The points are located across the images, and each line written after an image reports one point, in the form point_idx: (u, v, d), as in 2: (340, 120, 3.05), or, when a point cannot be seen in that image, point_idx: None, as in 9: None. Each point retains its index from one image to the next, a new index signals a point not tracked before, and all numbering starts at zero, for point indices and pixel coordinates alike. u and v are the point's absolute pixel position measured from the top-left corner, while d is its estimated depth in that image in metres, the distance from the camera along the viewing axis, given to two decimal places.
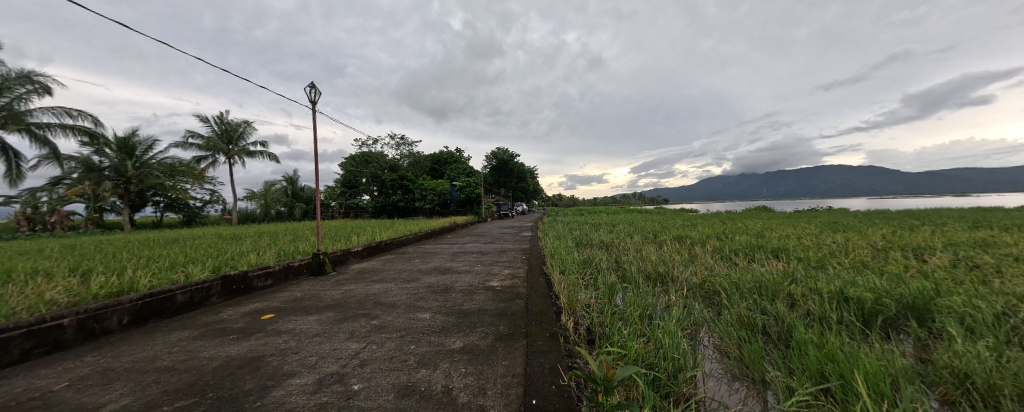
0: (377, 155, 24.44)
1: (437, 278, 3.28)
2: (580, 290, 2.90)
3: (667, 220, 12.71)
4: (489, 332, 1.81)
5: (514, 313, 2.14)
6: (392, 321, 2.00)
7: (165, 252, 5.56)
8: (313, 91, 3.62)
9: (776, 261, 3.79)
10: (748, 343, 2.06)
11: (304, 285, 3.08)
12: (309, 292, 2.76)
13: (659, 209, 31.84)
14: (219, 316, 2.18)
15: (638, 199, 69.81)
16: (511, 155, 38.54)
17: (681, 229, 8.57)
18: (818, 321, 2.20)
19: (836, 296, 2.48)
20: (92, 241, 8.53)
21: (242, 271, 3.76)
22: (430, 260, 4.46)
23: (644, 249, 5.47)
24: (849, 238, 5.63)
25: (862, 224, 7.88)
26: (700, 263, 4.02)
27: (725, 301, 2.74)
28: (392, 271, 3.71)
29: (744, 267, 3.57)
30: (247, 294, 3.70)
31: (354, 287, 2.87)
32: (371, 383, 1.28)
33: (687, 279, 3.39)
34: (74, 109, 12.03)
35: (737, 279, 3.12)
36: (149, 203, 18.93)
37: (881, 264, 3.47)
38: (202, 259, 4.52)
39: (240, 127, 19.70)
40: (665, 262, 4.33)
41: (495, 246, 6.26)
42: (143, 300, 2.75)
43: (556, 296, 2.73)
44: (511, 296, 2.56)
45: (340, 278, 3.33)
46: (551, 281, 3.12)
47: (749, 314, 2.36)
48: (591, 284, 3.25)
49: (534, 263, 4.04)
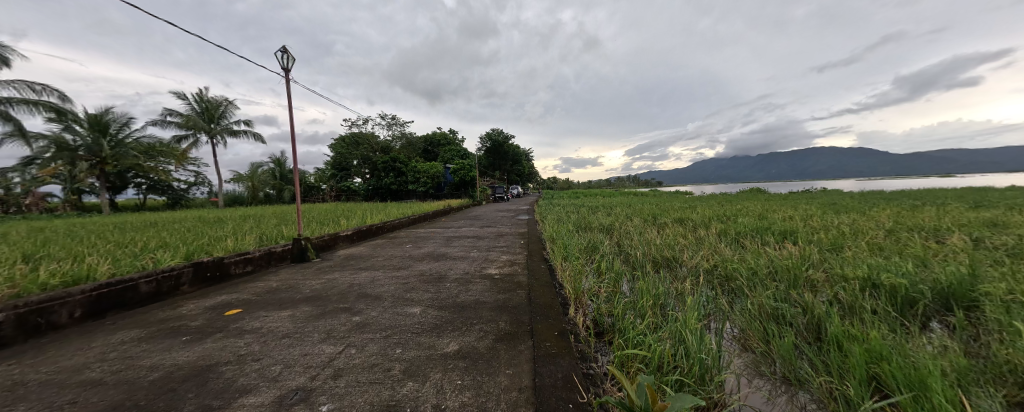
0: (368, 136, 23.46)
1: (429, 265, 3.02)
2: (585, 277, 2.69)
3: (664, 202, 12.56)
4: (489, 331, 1.57)
5: (516, 306, 1.90)
6: (376, 318, 1.74)
7: (137, 236, 5.20)
8: (284, 56, 3.19)
9: (788, 245, 3.62)
10: (775, 338, 1.87)
11: (282, 273, 2.81)
12: (287, 282, 2.48)
13: (653, 191, 31.82)
14: (178, 311, 1.90)
15: (632, 182, 70.13)
16: (506, 137, 37.71)
17: (681, 211, 8.40)
18: (850, 312, 2.02)
19: (864, 282, 2.30)
20: (65, 224, 8.09)
21: (217, 257, 3.47)
22: (422, 245, 4.20)
23: (647, 232, 5.30)
24: (856, 219, 5.47)
25: (861, 205, 7.80)
26: (708, 247, 3.84)
27: (741, 288, 2.58)
28: (382, 257, 3.45)
29: (756, 250, 3.40)
30: (223, 281, 3.43)
31: (337, 277, 2.60)
32: (343, 403, 1.03)
33: (698, 262, 3.21)
34: (38, 83, 11.14)
35: (751, 263, 2.94)
36: (130, 185, 18.22)
37: (898, 247, 3.32)
38: (174, 244, 4.19)
39: (222, 105, 18.76)
40: (671, 246, 4.15)
41: (491, 229, 6.01)
42: (98, 291, 2.46)
43: (561, 285, 2.51)
44: (512, 285, 2.32)
45: (323, 265, 3.05)
46: (553, 267, 2.90)
47: (772, 304, 2.18)
48: (596, 270, 3.05)
49: (534, 249, 3.79)
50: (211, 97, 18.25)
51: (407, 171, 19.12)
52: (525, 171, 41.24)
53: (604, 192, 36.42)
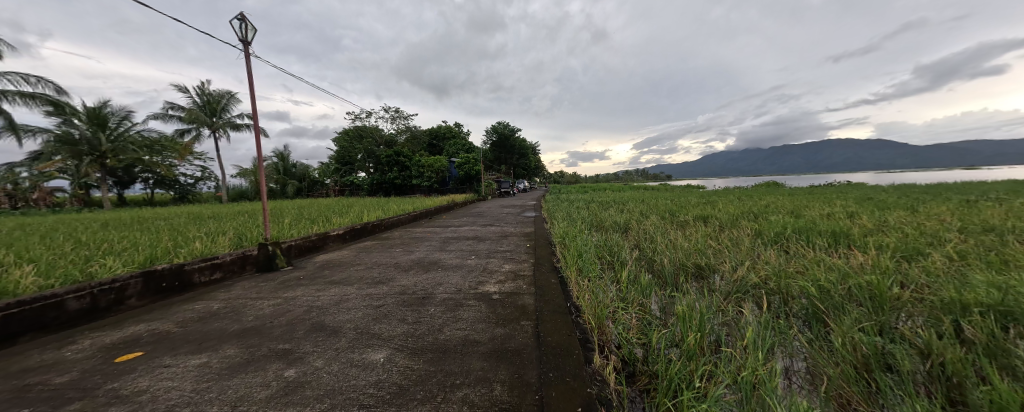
0: (371, 129, 22.88)
1: (415, 278, 2.49)
2: (607, 296, 2.13)
3: (679, 198, 11.91)
4: (477, 406, 1.03)
5: (520, 352, 1.36)
6: (320, 371, 1.21)
7: (113, 235, 4.87)
8: (243, 24, 2.68)
9: (849, 251, 3.00)
10: (895, 400, 1.29)
11: (235, 289, 2.31)
12: (232, 303, 1.97)
13: (663, 186, 30.94)
14: (59, 353, 1.39)
15: (641, 176, 69.10)
16: (512, 130, 37.20)
17: (701, 208, 7.79)
18: (994, 359, 1.41)
19: (995, 312, 1.67)
20: (60, 220, 7.91)
21: (176, 264, 3.00)
22: (414, 249, 3.69)
23: (668, 232, 4.73)
24: (908, 218, 4.84)
25: (904, 201, 7.05)
26: (749, 253, 3.27)
27: (808, 314, 2.03)
28: (362, 265, 2.95)
29: (813, 258, 2.80)
30: (182, 293, 2.96)
31: (298, 296, 2.07)
32: None
33: (743, 274, 2.64)
34: (33, 76, 10.82)
35: (816, 277, 2.35)
36: (138, 179, 18.33)
37: (993, 254, 2.71)
38: (138, 246, 3.77)
39: (223, 98, 18.52)
40: (701, 250, 3.58)
41: (495, 229, 5.51)
42: (7, 312, 1.99)
43: (578, 309, 1.97)
44: (515, 312, 1.77)
45: (289, 277, 2.54)
46: (567, 283, 2.35)
47: (870, 343, 1.59)
48: (617, 285, 2.48)
49: (541, 255, 3.25)
50: (212, 91, 18.00)
51: (412, 165, 18.69)
52: (531, 165, 40.63)
53: (613, 187, 35.74)
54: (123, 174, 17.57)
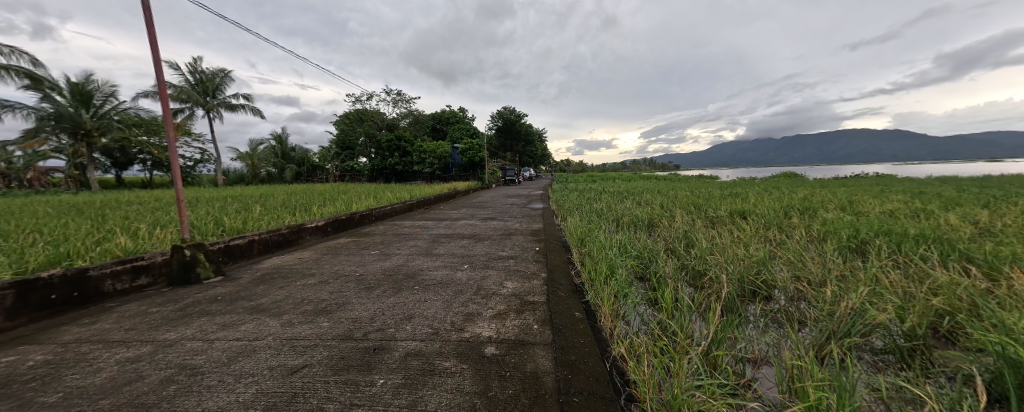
0: (372, 113, 22.01)
1: (376, 306, 1.72)
2: (663, 346, 1.34)
3: (699, 189, 10.90)
4: None
5: None
6: None
7: (60, 222, 4.27)
8: None
9: (986, 271, 2.15)
10: None
11: (103, 320, 1.55)
12: (58, 358, 1.20)
13: (675, 175, 29.75)
14: None
15: (649, 165, 67.81)
16: (518, 115, 35.89)
17: (729, 201, 6.91)
18: None
19: None
20: (33, 202, 7.40)
21: (77, 269, 2.27)
22: (393, 252, 2.93)
23: (704, 232, 3.93)
24: (1000, 218, 3.94)
25: (973, 196, 6.07)
26: (831, 267, 2.45)
27: (991, 382, 1.23)
28: (315, 277, 2.21)
29: (945, 281, 1.96)
30: (83, 306, 2.24)
31: (181, 340, 1.33)
32: None
33: (848, 303, 1.83)
34: (6, 46, 10.05)
35: (987, 319, 1.51)
36: (136, 161, 17.95)
37: None
38: (58, 240, 3.09)
39: (217, 77, 17.80)
40: (760, 258, 2.77)
41: (497, 224, 4.75)
42: None
43: (628, 380, 1.17)
44: (519, 398, 0.99)
45: (199, 300, 1.78)
46: (597, 327, 1.56)
47: None
48: (667, 319, 1.68)
49: (554, 266, 2.43)
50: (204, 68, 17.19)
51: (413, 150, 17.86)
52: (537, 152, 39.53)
53: (621, 175, 34.56)
54: (120, 156, 17.16)
